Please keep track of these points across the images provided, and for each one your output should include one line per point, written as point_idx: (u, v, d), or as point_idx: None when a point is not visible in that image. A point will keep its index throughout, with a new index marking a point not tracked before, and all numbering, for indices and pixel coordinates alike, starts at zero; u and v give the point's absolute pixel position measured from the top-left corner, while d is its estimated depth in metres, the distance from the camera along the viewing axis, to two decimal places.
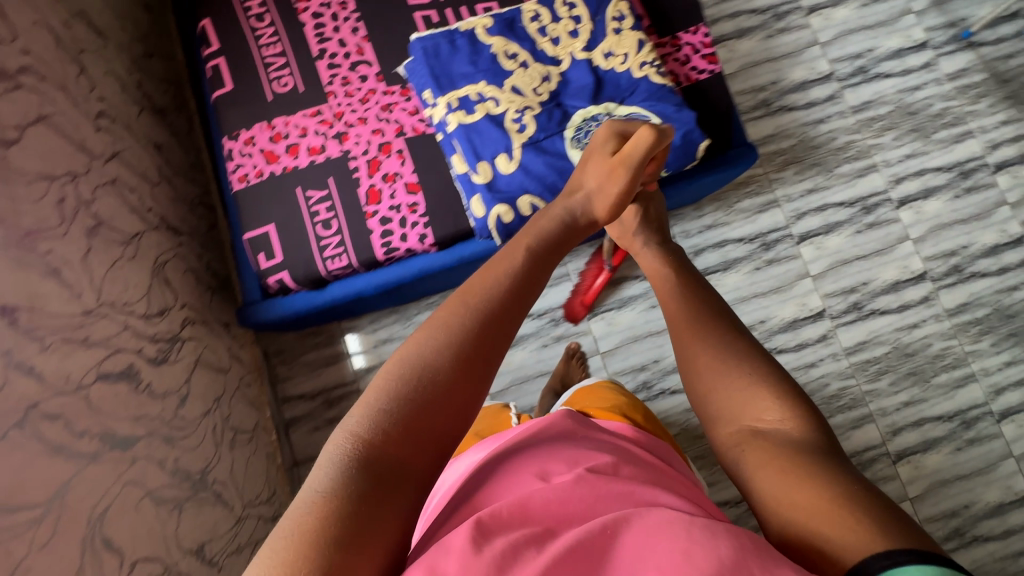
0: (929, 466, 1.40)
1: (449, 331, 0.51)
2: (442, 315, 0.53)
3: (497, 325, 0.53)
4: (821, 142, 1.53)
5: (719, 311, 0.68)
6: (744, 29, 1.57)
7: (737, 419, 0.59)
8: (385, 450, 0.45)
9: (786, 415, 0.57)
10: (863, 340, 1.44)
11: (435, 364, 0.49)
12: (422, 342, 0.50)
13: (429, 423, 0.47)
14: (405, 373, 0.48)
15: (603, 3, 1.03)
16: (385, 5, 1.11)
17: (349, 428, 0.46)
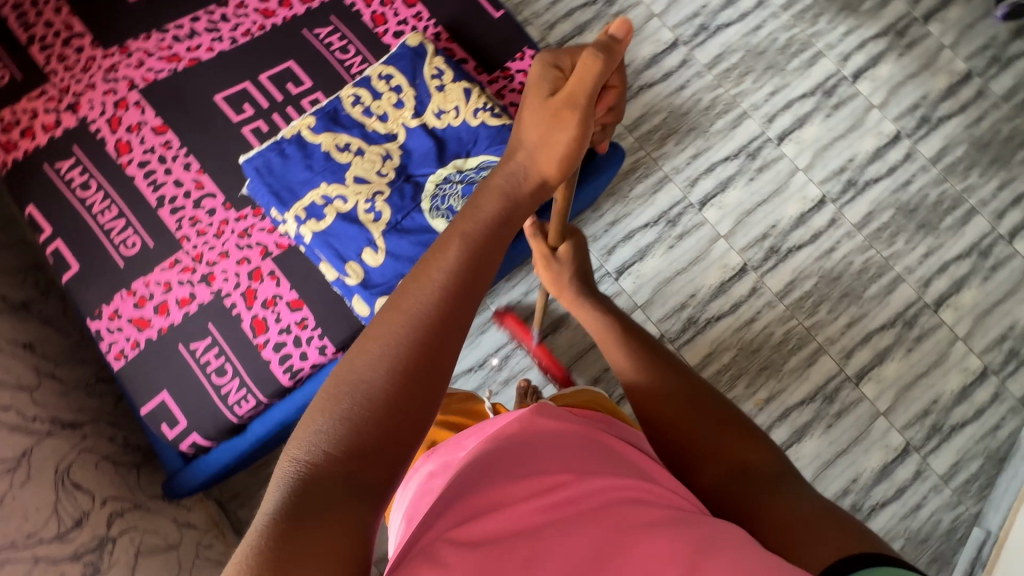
0: (890, 376, 1.43)
1: (390, 333, 0.45)
2: (378, 320, 0.47)
3: (444, 316, 0.47)
4: (689, 107, 1.55)
5: (682, 369, 0.73)
6: (583, 24, 1.57)
7: (715, 458, 0.62)
8: (340, 468, 0.40)
9: (757, 448, 0.61)
10: (790, 281, 1.46)
11: (379, 372, 0.44)
12: (370, 352, 0.44)
13: (385, 438, 0.42)
14: (354, 385, 0.43)
15: (419, 64, 1.02)
16: (211, 131, 1.08)
17: (299, 453, 0.41)
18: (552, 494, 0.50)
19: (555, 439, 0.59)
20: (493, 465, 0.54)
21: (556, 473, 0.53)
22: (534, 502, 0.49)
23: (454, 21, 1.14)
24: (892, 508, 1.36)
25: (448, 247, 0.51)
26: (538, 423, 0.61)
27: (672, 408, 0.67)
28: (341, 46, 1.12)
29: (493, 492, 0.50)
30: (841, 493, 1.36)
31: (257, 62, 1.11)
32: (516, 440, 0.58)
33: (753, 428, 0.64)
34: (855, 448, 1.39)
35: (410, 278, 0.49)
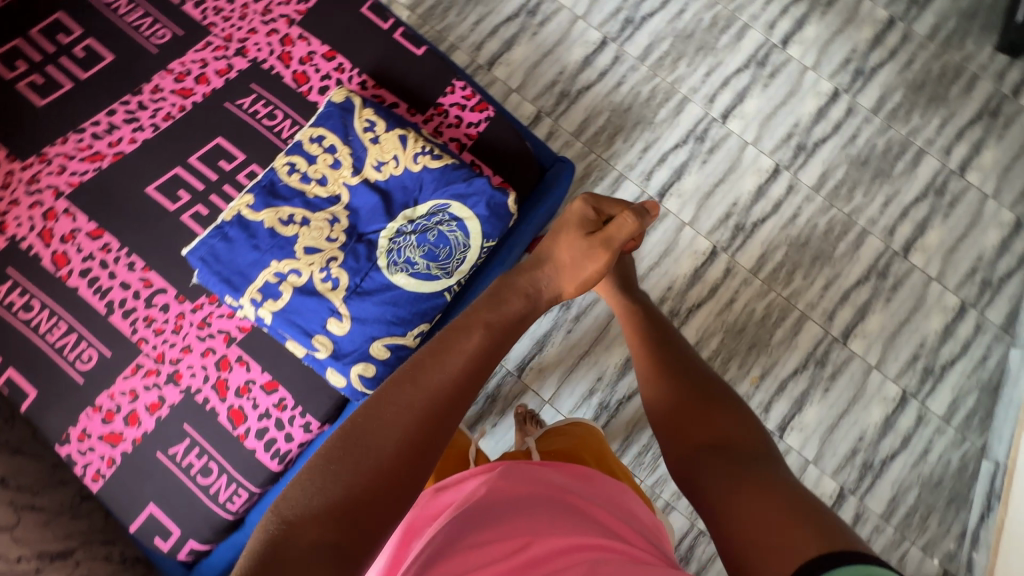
0: (874, 329, 1.44)
1: (401, 402, 0.58)
2: (393, 387, 0.60)
3: (451, 396, 0.60)
4: (631, 102, 1.54)
5: (699, 364, 0.80)
6: (510, 39, 1.56)
7: (706, 431, 0.69)
8: (328, 523, 0.48)
9: (739, 429, 0.68)
10: (761, 255, 1.47)
11: (384, 436, 0.55)
12: (377, 425, 0.56)
13: (372, 499, 0.51)
14: (357, 452, 0.53)
15: (348, 119, 0.98)
16: (149, 225, 1.04)
17: (291, 508, 0.49)
18: (515, 557, 0.53)
19: (524, 499, 0.62)
20: (461, 530, 0.57)
21: (521, 534, 0.56)
22: (498, 568, 0.53)
23: (378, 66, 1.12)
24: (902, 458, 1.37)
25: (473, 333, 0.68)
26: (508, 480, 0.65)
27: (676, 387, 0.76)
28: (268, 112, 1.08)
29: (459, 558, 0.53)
30: (850, 455, 1.37)
31: (184, 145, 1.07)
32: (485, 504, 0.61)
33: (746, 415, 0.71)
34: (855, 407, 1.39)
35: (432, 351, 0.65)
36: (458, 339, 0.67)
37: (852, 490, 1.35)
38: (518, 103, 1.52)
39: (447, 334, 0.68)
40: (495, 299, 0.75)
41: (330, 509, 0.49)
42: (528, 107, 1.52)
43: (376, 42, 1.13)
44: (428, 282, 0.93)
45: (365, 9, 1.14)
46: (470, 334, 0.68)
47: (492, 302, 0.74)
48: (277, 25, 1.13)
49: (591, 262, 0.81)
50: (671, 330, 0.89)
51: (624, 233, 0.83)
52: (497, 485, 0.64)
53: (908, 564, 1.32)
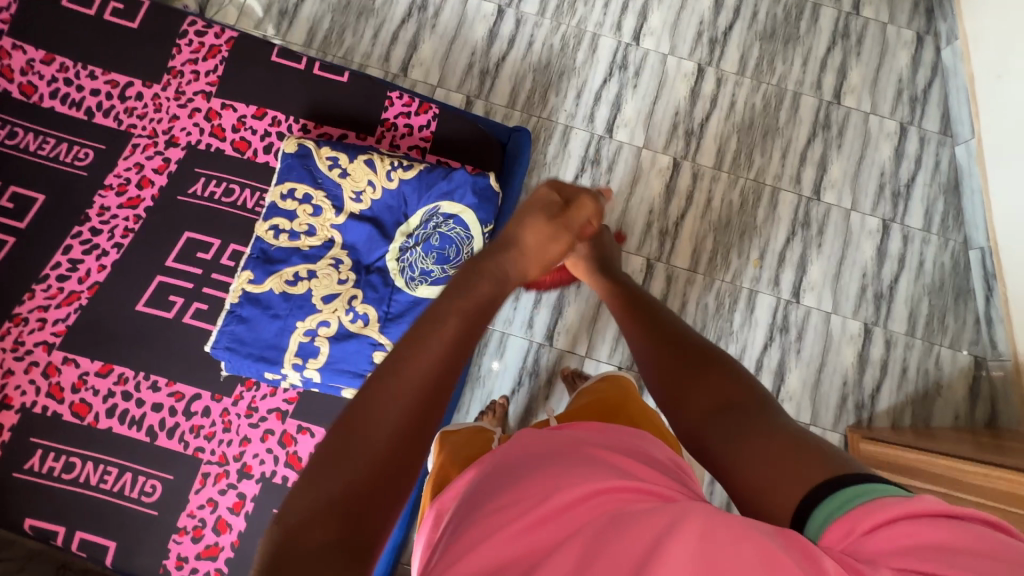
0: (839, 176, 1.54)
1: (387, 393, 0.50)
2: (381, 371, 0.51)
3: (439, 383, 0.52)
4: (548, 57, 1.57)
5: (678, 329, 0.66)
6: (412, 40, 1.56)
7: (703, 391, 0.55)
8: (331, 523, 0.44)
9: (738, 382, 0.55)
10: (718, 149, 1.54)
11: (375, 432, 0.48)
12: (365, 412, 0.49)
13: (381, 488, 0.47)
14: (349, 442, 0.47)
15: (310, 163, 0.98)
16: (156, 340, 1.01)
17: (294, 512, 0.44)
18: (534, 513, 0.45)
19: (534, 459, 0.56)
20: (481, 508, 0.51)
21: (541, 485, 0.49)
22: (522, 522, 0.45)
23: (312, 105, 1.11)
24: (904, 277, 1.49)
25: (447, 320, 0.55)
26: (530, 445, 0.60)
27: (660, 355, 0.63)
28: (223, 189, 1.07)
29: (479, 527, 0.47)
30: (861, 292, 1.48)
31: (157, 251, 1.05)
32: (507, 474, 0.56)
33: (737, 364, 0.58)
34: (849, 250, 1.50)
35: (418, 326, 0.54)
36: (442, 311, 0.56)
37: (875, 322, 1.46)
38: (445, 96, 1.54)
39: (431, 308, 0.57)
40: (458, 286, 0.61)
41: (332, 512, 0.44)
42: (456, 97, 1.54)
43: (300, 84, 1.12)
44: None
45: (275, 56, 1.13)
46: (448, 314, 0.56)
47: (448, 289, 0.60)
48: (196, 103, 1.11)
49: (555, 244, 0.76)
50: (644, 300, 0.77)
51: (583, 217, 0.80)
52: (513, 452, 0.61)
53: (946, 364, 1.44)
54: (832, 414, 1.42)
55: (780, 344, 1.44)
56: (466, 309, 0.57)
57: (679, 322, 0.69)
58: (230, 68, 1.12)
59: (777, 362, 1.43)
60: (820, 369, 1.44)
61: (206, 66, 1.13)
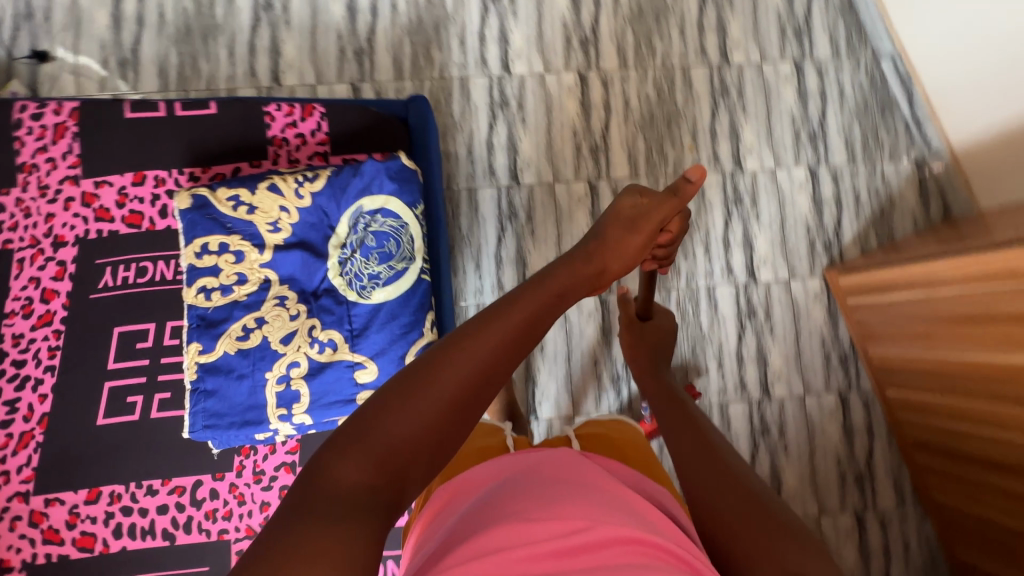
0: (740, 33, 1.51)
1: (467, 354, 0.52)
2: (453, 337, 0.54)
3: (503, 368, 0.54)
4: (417, 13, 1.46)
5: (743, 474, 0.60)
6: (271, 45, 1.44)
7: (768, 555, 0.48)
8: (369, 470, 0.45)
9: (811, 551, 0.48)
10: (618, 48, 1.49)
11: (434, 391, 0.49)
12: (448, 363, 0.51)
13: (438, 436, 0.49)
14: (428, 378, 0.50)
15: (212, 211, 0.90)
16: (132, 446, 0.95)
17: (367, 422, 0.47)
18: (565, 542, 0.50)
19: (588, 484, 0.63)
20: (501, 514, 0.56)
21: (581, 513, 0.54)
22: (549, 546, 0.50)
23: (190, 149, 1.02)
24: (830, 109, 1.50)
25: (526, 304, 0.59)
26: (577, 470, 0.66)
27: (716, 497, 0.57)
28: (135, 270, 0.99)
29: (497, 535, 0.52)
30: (796, 137, 1.49)
31: (94, 358, 0.97)
32: (543, 486, 0.61)
33: (809, 534, 0.51)
34: (773, 101, 1.50)
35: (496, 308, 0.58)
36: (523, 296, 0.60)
37: (817, 162, 1.49)
38: (329, 91, 1.43)
39: (511, 297, 0.60)
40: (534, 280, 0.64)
41: (377, 456, 0.46)
42: (340, 88, 1.43)
43: (168, 131, 1.02)
44: (402, 278, 0.91)
45: (129, 112, 1.02)
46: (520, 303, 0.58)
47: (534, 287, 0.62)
48: (66, 191, 1.00)
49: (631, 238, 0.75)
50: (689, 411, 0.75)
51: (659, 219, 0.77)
52: (566, 466, 0.67)
53: (891, 177, 1.49)
54: (807, 262, 1.45)
55: (739, 216, 1.46)
56: (544, 304, 0.60)
57: (735, 459, 0.63)
58: (86, 141, 1.01)
59: (742, 233, 1.45)
60: (782, 225, 1.46)
61: (58, 149, 1.01)
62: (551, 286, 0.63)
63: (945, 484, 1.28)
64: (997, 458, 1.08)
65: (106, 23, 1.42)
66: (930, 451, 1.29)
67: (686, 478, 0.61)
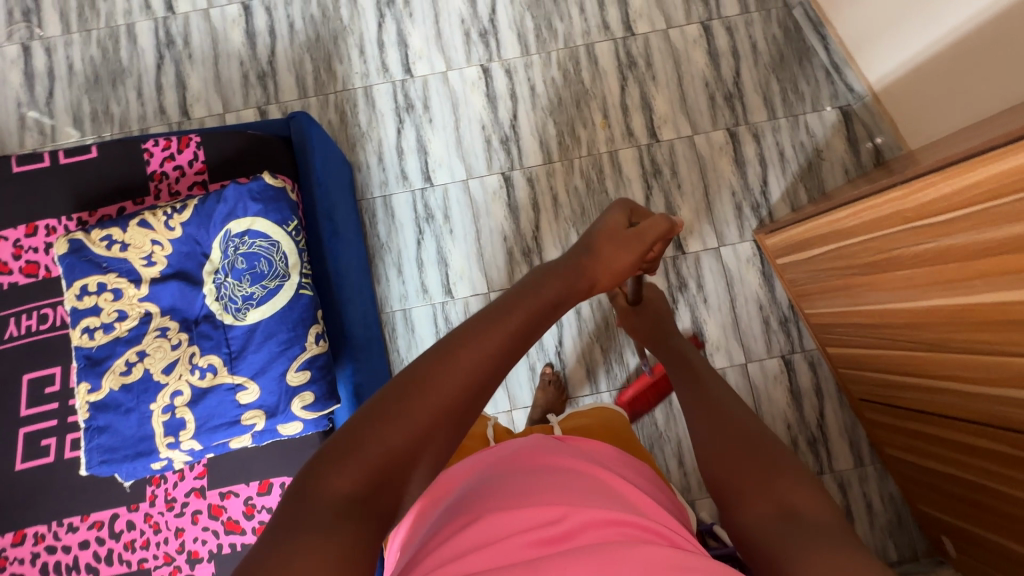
0: (640, 4, 1.48)
1: (462, 357, 0.52)
2: (433, 357, 0.52)
3: (490, 378, 0.53)
4: (315, 29, 1.47)
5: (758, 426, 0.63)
6: (176, 80, 1.46)
7: (765, 495, 0.53)
8: (356, 475, 0.45)
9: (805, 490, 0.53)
10: (519, 36, 1.47)
11: (421, 406, 0.48)
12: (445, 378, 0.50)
13: (427, 441, 0.48)
14: (421, 381, 0.50)
15: (88, 253, 0.92)
16: (51, 487, 0.99)
17: (365, 429, 0.47)
18: (558, 526, 0.54)
19: (576, 477, 0.65)
20: (497, 505, 0.58)
21: (565, 499, 0.58)
22: (543, 533, 0.53)
23: (76, 194, 1.05)
24: (744, 66, 1.45)
25: (509, 325, 0.56)
26: (553, 461, 0.68)
27: (724, 440, 0.61)
28: (37, 318, 1.02)
29: (485, 524, 0.54)
30: (712, 101, 1.45)
31: (7, 406, 1.01)
32: (520, 479, 0.63)
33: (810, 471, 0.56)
34: (682, 66, 1.46)
35: (486, 319, 0.56)
36: (503, 312, 0.58)
37: (736, 123, 1.44)
38: (237, 118, 1.45)
39: (500, 309, 0.58)
40: (529, 286, 0.63)
41: (366, 460, 0.45)
42: (247, 114, 1.45)
43: (54, 180, 1.05)
44: (277, 296, 0.92)
45: (17, 166, 1.06)
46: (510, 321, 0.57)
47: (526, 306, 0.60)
48: None
49: (625, 250, 0.79)
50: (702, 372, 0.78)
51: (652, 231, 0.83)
52: (552, 460, 0.68)
53: (816, 128, 1.43)
54: (736, 227, 1.41)
55: (661, 189, 1.42)
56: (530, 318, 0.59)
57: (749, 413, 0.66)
58: None
59: (665, 206, 1.42)
60: (706, 192, 1.42)
61: None
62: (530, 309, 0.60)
63: (896, 438, 1.23)
64: (946, 410, 1.00)
65: (20, 81, 1.47)
66: (875, 407, 1.24)
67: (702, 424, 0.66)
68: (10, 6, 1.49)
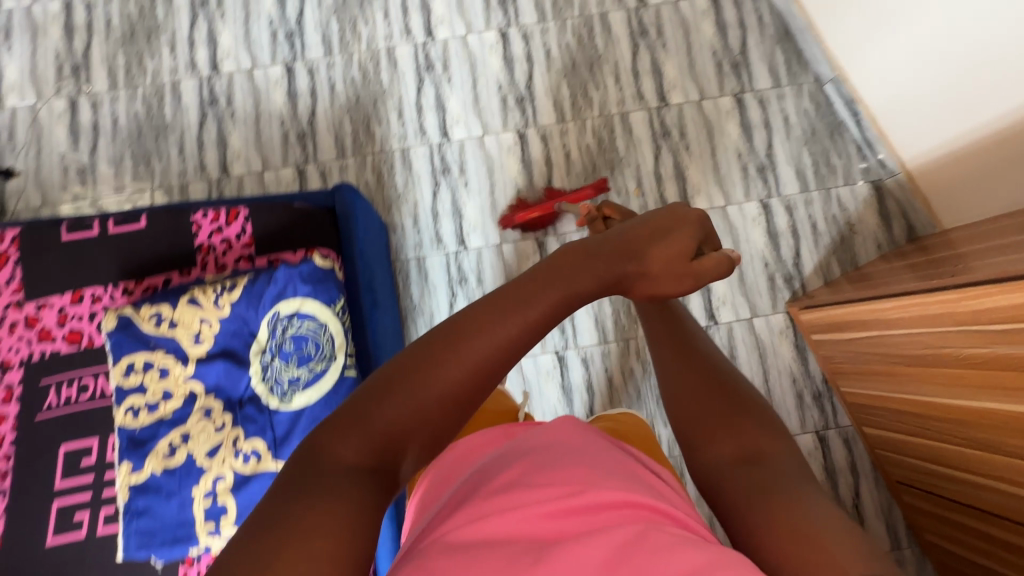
0: (674, 75, 1.50)
1: (469, 342, 0.53)
2: (437, 346, 0.53)
3: (498, 361, 0.54)
4: (355, 91, 1.50)
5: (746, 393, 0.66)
6: (218, 137, 1.49)
7: (733, 435, 0.61)
8: (357, 449, 0.48)
9: (767, 436, 0.60)
10: (555, 103, 1.49)
11: (424, 391, 0.51)
12: (451, 365, 0.52)
13: (427, 423, 0.51)
14: (421, 366, 0.52)
15: (136, 330, 0.93)
16: (79, 564, 0.97)
17: (374, 410, 0.50)
18: (567, 502, 0.54)
19: (595, 453, 0.64)
20: (514, 477, 0.59)
21: (580, 476, 0.57)
22: (554, 506, 0.54)
23: (123, 264, 1.05)
24: (777, 139, 1.47)
25: (531, 311, 0.55)
26: (571, 433, 0.68)
27: (714, 401, 0.65)
28: (77, 388, 1.02)
29: (498, 498, 0.56)
30: (745, 172, 1.46)
31: (41, 477, 1.00)
32: (537, 452, 0.63)
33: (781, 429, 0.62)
34: (716, 138, 1.48)
35: (499, 301, 0.56)
36: (521, 296, 0.56)
37: (769, 195, 1.45)
38: (275, 177, 1.47)
39: (513, 290, 0.57)
40: (566, 273, 0.59)
41: (368, 440, 0.49)
42: (285, 173, 1.47)
43: (102, 249, 1.06)
44: (323, 380, 0.91)
45: (66, 234, 1.07)
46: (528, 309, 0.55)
47: (558, 280, 0.58)
48: (11, 317, 1.05)
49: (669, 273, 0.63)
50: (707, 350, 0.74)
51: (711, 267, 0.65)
52: (566, 434, 0.68)
53: (848, 202, 1.44)
54: (769, 298, 1.41)
55: None
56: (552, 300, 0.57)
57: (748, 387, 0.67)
58: (28, 268, 1.06)
59: None
60: (738, 263, 1.43)
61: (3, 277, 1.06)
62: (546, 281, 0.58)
63: (935, 526, 1.20)
64: (988, 507, 0.99)
65: (65, 135, 1.50)
66: (913, 491, 1.23)
67: (682, 380, 0.69)
68: (60, 62, 1.53)
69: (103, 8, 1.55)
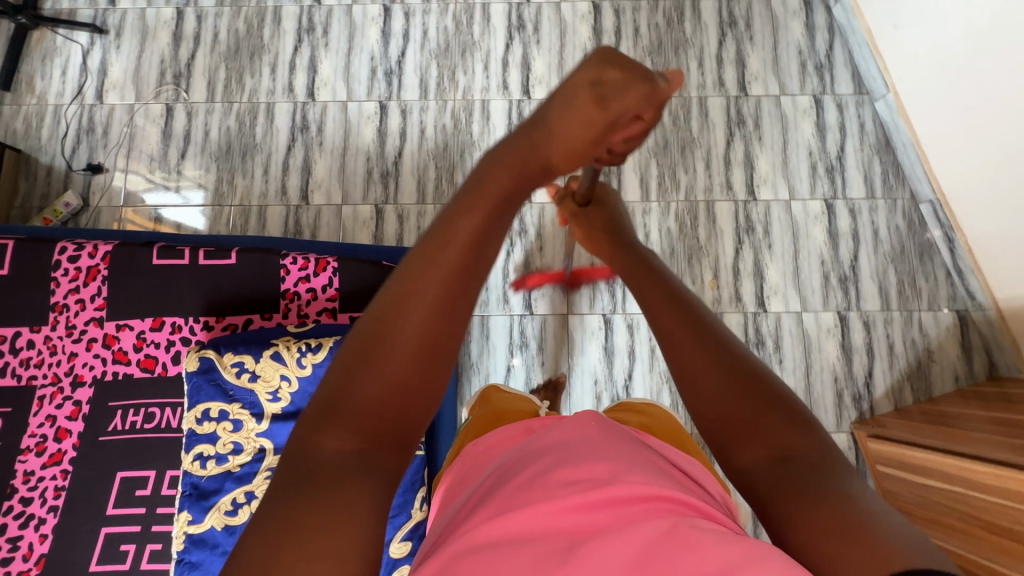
0: (766, 170, 1.48)
1: (413, 281, 0.42)
2: (374, 302, 0.43)
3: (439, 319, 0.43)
4: (444, 138, 1.50)
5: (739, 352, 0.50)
6: (303, 164, 1.50)
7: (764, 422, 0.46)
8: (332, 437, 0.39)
9: (796, 430, 0.45)
10: (641, 181, 1.48)
11: (378, 360, 0.41)
12: (403, 320, 0.42)
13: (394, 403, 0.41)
14: (364, 331, 0.42)
15: (217, 376, 0.92)
16: None
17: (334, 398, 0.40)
18: (593, 494, 0.45)
19: (609, 446, 0.55)
20: (531, 475, 0.50)
21: (607, 470, 0.49)
22: (564, 502, 0.45)
23: (207, 298, 1.06)
24: (863, 251, 1.44)
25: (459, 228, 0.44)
26: (588, 427, 0.60)
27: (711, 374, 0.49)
28: (144, 415, 1.02)
29: (517, 497, 0.47)
30: (825, 281, 1.42)
31: (95, 499, 0.99)
32: (555, 451, 0.54)
33: (795, 402, 0.47)
34: (800, 241, 1.44)
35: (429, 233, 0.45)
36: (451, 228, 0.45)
37: (847, 307, 1.41)
38: (353, 212, 1.48)
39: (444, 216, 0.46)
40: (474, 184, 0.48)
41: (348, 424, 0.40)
42: (363, 210, 1.48)
43: (188, 279, 1.06)
44: None
45: (156, 258, 1.07)
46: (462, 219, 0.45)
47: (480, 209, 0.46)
48: (90, 332, 1.05)
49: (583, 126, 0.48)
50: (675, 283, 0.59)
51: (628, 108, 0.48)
52: (581, 430, 0.59)
53: (929, 328, 1.40)
54: (832, 414, 1.37)
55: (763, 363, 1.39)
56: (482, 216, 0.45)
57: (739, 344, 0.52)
58: (114, 286, 1.06)
59: None
60: (807, 373, 1.39)
61: (89, 290, 1.06)
62: (491, 180, 0.48)
63: None
64: None
65: (156, 138, 1.53)
66: None
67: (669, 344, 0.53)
68: (164, 67, 1.56)
69: (212, 21, 1.58)
